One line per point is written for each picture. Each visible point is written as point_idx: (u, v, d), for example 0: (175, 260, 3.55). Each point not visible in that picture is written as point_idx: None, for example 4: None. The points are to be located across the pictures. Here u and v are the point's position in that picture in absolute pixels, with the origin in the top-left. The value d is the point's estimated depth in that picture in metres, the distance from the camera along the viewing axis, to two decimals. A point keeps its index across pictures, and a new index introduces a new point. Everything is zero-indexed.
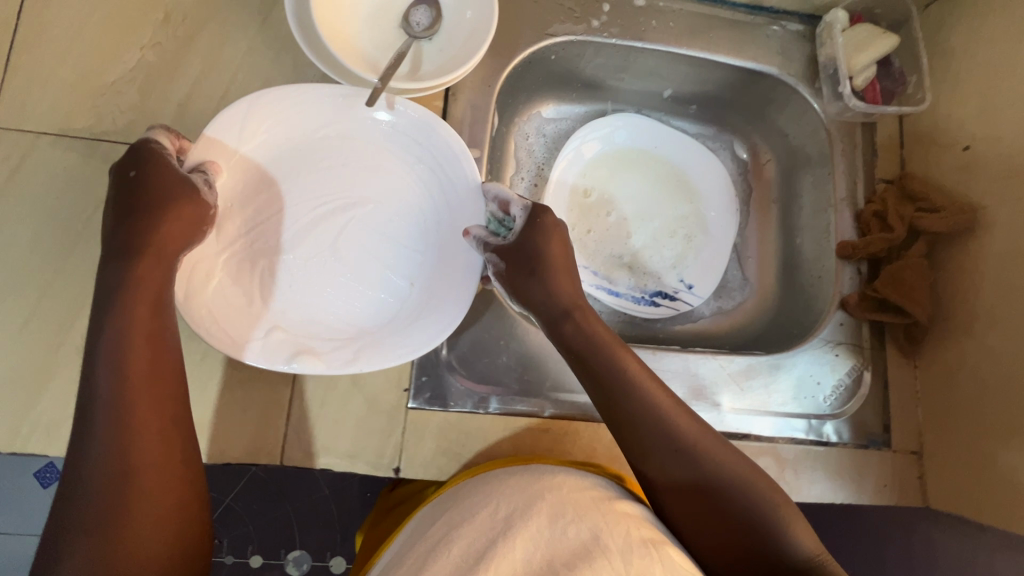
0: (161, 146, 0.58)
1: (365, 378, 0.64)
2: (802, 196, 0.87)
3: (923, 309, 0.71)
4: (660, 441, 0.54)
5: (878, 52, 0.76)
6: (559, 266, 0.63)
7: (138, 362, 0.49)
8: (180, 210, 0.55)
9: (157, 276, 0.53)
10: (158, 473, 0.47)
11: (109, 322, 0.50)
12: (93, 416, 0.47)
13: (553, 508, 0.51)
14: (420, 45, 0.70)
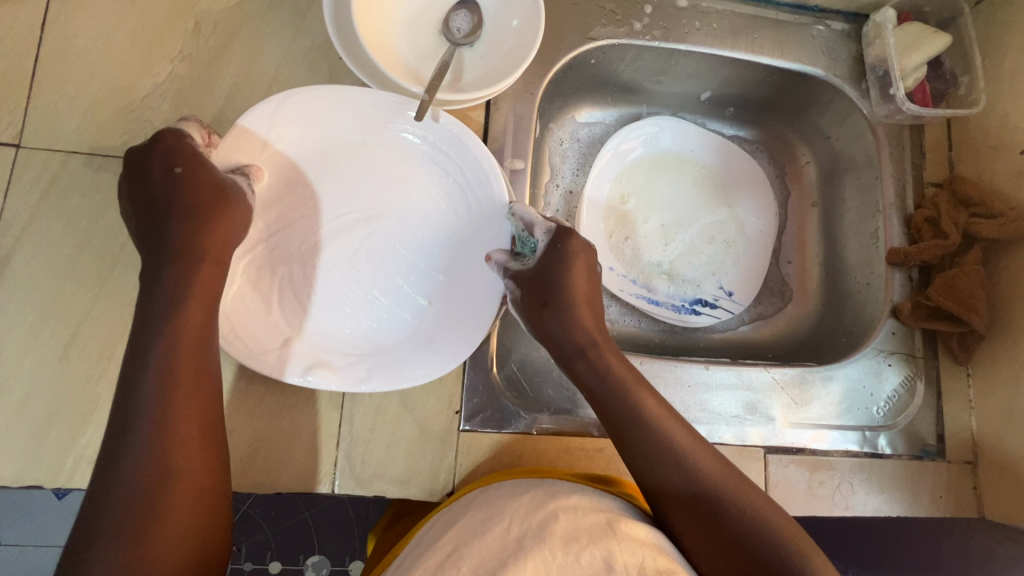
0: (194, 142, 0.56)
1: (415, 401, 0.63)
2: (845, 200, 0.85)
3: (980, 318, 0.70)
4: (675, 479, 0.53)
5: (929, 52, 0.74)
6: (580, 299, 0.60)
7: (184, 367, 0.48)
8: (229, 213, 0.54)
9: (212, 283, 0.53)
10: (179, 496, 0.45)
11: (158, 329, 0.49)
12: (132, 423, 0.46)
13: (569, 532, 0.48)
14: (461, 52, 0.68)
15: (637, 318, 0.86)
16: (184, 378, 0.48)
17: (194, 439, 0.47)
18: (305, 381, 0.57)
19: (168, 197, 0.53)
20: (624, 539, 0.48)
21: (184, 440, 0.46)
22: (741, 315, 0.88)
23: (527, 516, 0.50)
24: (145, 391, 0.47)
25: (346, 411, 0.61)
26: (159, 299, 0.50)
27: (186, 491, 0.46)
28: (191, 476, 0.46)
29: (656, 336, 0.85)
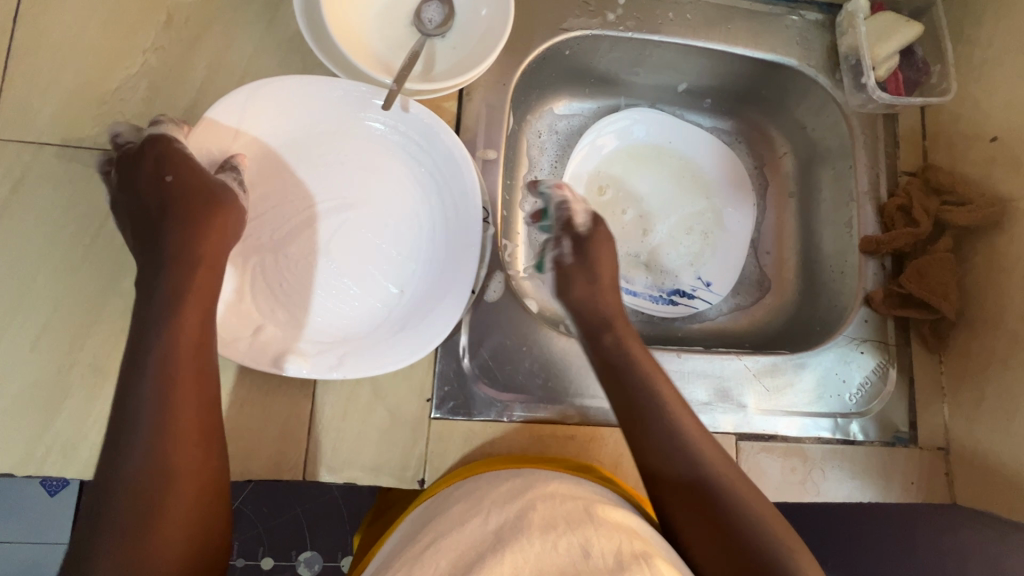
0: (183, 146, 0.57)
1: (386, 389, 0.63)
2: (822, 191, 0.85)
3: (950, 305, 0.70)
4: (671, 469, 0.53)
5: (901, 41, 0.74)
6: (608, 276, 0.64)
7: (184, 370, 0.48)
8: (219, 216, 0.54)
9: (209, 286, 0.53)
10: (182, 494, 0.46)
11: (155, 333, 0.49)
12: (130, 423, 0.46)
13: (545, 521, 0.48)
14: (433, 43, 0.68)
15: None
16: (184, 383, 0.48)
17: (194, 441, 0.48)
18: (276, 368, 0.57)
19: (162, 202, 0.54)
20: (603, 528, 0.48)
21: (178, 442, 0.47)
22: (719, 305, 0.88)
23: (503, 507, 0.51)
24: (142, 392, 0.47)
25: (317, 399, 0.62)
26: (155, 304, 0.50)
27: (179, 494, 0.46)
28: (192, 474, 0.47)
29: (634, 326, 0.85)
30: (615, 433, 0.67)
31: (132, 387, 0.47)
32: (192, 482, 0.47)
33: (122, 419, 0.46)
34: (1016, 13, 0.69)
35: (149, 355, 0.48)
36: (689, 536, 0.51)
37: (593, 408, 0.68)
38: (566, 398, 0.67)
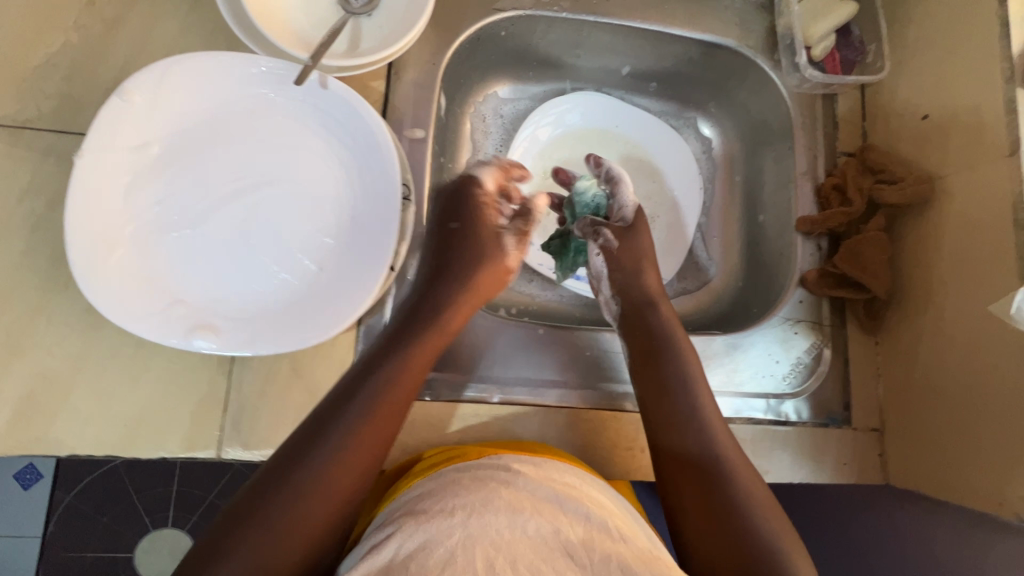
0: (482, 186, 0.68)
1: (304, 366, 0.63)
2: (764, 173, 0.85)
3: (880, 284, 0.70)
4: (682, 457, 0.60)
5: (837, 20, 0.74)
6: (649, 263, 0.74)
7: (418, 367, 0.57)
8: (493, 259, 0.67)
9: (466, 311, 0.64)
10: (340, 477, 0.50)
11: (416, 337, 0.59)
12: (367, 405, 0.53)
13: (512, 506, 0.50)
14: (359, 21, 0.68)
15: (558, 293, 0.86)
16: (404, 387, 0.56)
17: (379, 443, 0.53)
18: (187, 344, 0.57)
19: (437, 243, 0.66)
20: (575, 509, 0.51)
21: (380, 441, 0.53)
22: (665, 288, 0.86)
23: (474, 499, 0.50)
24: (382, 374, 0.55)
25: (234, 376, 0.62)
26: (424, 315, 0.61)
27: (334, 500, 0.49)
28: (372, 460, 0.52)
29: (575, 309, 0.86)
30: None
31: (362, 389, 0.54)
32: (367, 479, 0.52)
33: (337, 423, 0.51)
34: None
35: (388, 361, 0.56)
36: (693, 520, 0.56)
37: (516, 384, 0.70)
38: (491, 375, 0.70)
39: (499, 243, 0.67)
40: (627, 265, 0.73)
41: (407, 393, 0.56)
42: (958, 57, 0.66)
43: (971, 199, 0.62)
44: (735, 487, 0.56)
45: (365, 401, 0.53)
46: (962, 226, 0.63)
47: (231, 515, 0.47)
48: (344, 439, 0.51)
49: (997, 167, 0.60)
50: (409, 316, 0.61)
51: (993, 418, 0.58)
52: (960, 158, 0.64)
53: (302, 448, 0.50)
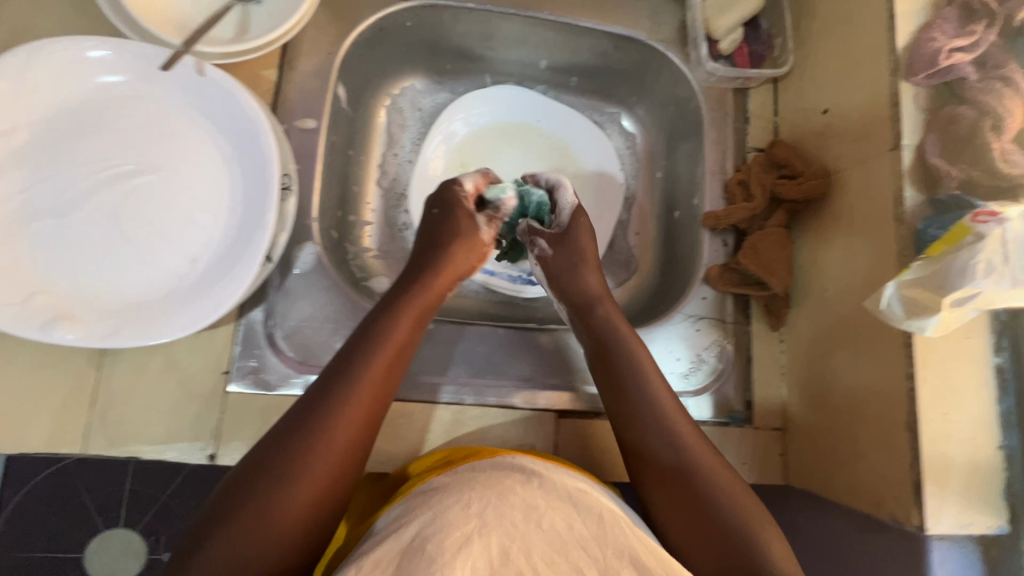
0: (459, 188, 0.68)
1: (180, 360, 0.61)
2: (680, 168, 0.83)
3: (779, 281, 0.68)
4: (649, 454, 0.56)
5: (740, 14, 0.74)
6: (591, 261, 0.68)
7: (390, 349, 0.56)
8: (468, 240, 0.66)
9: (435, 294, 0.62)
10: (320, 465, 0.48)
11: (390, 321, 0.58)
12: (338, 391, 0.52)
13: (529, 503, 0.48)
14: (247, 8, 0.66)
15: (473, 289, 0.84)
16: (380, 365, 0.55)
17: (361, 432, 0.52)
18: (43, 334, 0.54)
19: (424, 230, 0.67)
20: (588, 509, 0.48)
21: (361, 420, 0.52)
22: None
23: (487, 496, 0.47)
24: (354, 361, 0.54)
25: (104, 370, 0.60)
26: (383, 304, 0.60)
27: (319, 485, 0.48)
28: (351, 446, 0.51)
29: (491, 306, 0.84)
30: (425, 409, 0.65)
31: (344, 372, 0.53)
32: (351, 461, 0.50)
33: (318, 408, 0.51)
34: None
35: (365, 344, 0.55)
36: (672, 518, 0.53)
37: (407, 381, 0.66)
38: None
39: (476, 223, 0.67)
40: (561, 274, 0.68)
41: (382, 372, 0.54)
42: (852, 50, 0.65)
43: (860, 193, 0.61)
44: (715, 478, 0.53)
45: (341, 383, 0.52)
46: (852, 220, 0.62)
47: (216, 508, 0.46)
48: (325, 422, 0.50)
49: (882, 163, 0.59)
50: (388, 300, 0.60)
51: (872, 417, 0.57)
52: (854, 153, 0.63)
53: (286, 434, 0.49)
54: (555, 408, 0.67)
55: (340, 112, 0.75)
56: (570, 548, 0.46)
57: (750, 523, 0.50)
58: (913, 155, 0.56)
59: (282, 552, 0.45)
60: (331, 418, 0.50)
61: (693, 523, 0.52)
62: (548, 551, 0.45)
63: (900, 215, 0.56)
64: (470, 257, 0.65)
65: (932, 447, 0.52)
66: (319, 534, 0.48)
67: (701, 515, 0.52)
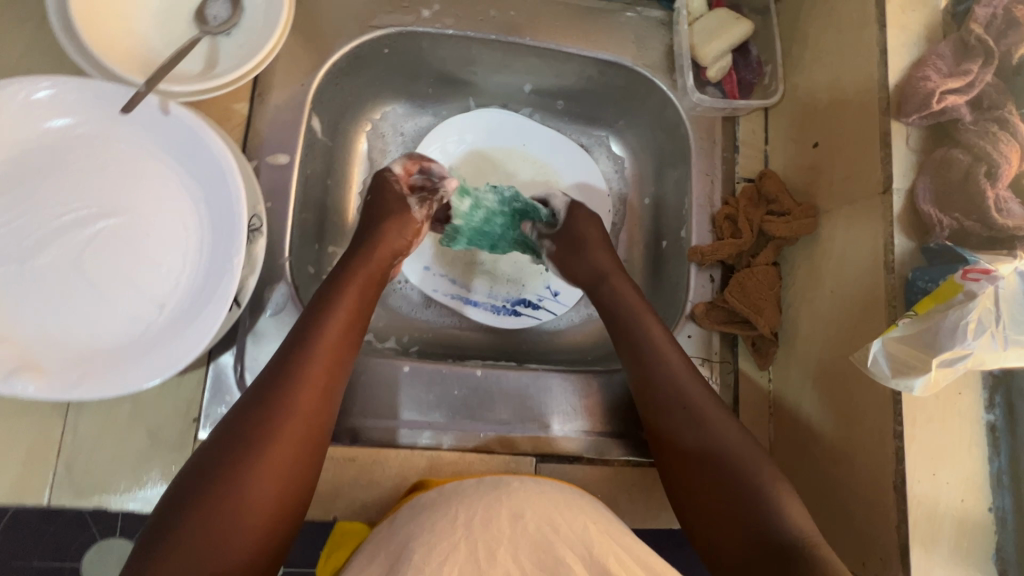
0: (392, 175, 0.72)
1: (147, 408, 0.60)
2: (668, 196, 0.81)
3: (767, 321, 0.66)
4: (661, 418, 0.59)
5: (730, 41, 0.71)
6: (597, 242, 0.74)
7: (336, 322, 0.58)
8: (396, 220, 0.69)
9: (371, 271, 0.65)
10: (284, 434, 0.50)
11: (326, 293, 0.60)
12: (287, 362, 0.54)
13: (513, 513, 0.52)
14: (217, 41, 0.64)
15: (457, 319, 0.83)
16: (333, 335, 0.58)
17: (315, 405, 0.53)
18: (3, 386, 0.53)
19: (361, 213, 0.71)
20: (573, 524, 0.52)
21: (318, 387, 0.54)
22: (568, 315, 0.85)
23: (476, 510, 0.52)
24: (305, 333, 0.57)
25: (71, 417, 0.59)
26: (329, 282, 0.62)
27: (288, 450, 0.50)
28: (306, 415, 0.52)
29: (475, 337, 0.82)
30: (400, 455, 0.63)
31: (296, 347, 0.55)
32: (314, 427, 0.53)
33: (275, 380, 0.53)
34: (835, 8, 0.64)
35: (315, 317, 0.58)
36: (691, 477, 0.55)
37: (380, 428, 0.64)
38: (347, 418, 0.63)
39: (405, 203, 0.71)
40: (569, 259, 0.74)
41: (334, 341, 0.57)
42: (843, 83, 0.62)
43: (849, 234, 0.59)
44: (723, 438, 0.55)
45: (295, 355, 0.55)
46: (842, 262, 0.59)
47: (185, 487, 0.47)
48: (277, 393, 0.52)
49: (872, 206, 0.56)
50: (332, 277, 0.63)
51: (847, 450, 0.56)
52: (844, 191, 0.60)
53: (251, 401, 0.52)
54: (534, 454, 0.65)
55: (316, 143, 0.73)
56: (552, 542, 0.49)
57: (760, 478, 0.52)
58: (904, 200, 0.54)
59: (262, 518, 0.47)
60: (291, 387, 0.53)
61: (709, 481, 0.54)
62: (533, 552, 0.48)
63: (890, 265, 0.53)
64: (403, 233, 0.69)
65: (923, 510, 0.50)
66: (285, 507, 0.49)
67: (714, 472, 0.54)
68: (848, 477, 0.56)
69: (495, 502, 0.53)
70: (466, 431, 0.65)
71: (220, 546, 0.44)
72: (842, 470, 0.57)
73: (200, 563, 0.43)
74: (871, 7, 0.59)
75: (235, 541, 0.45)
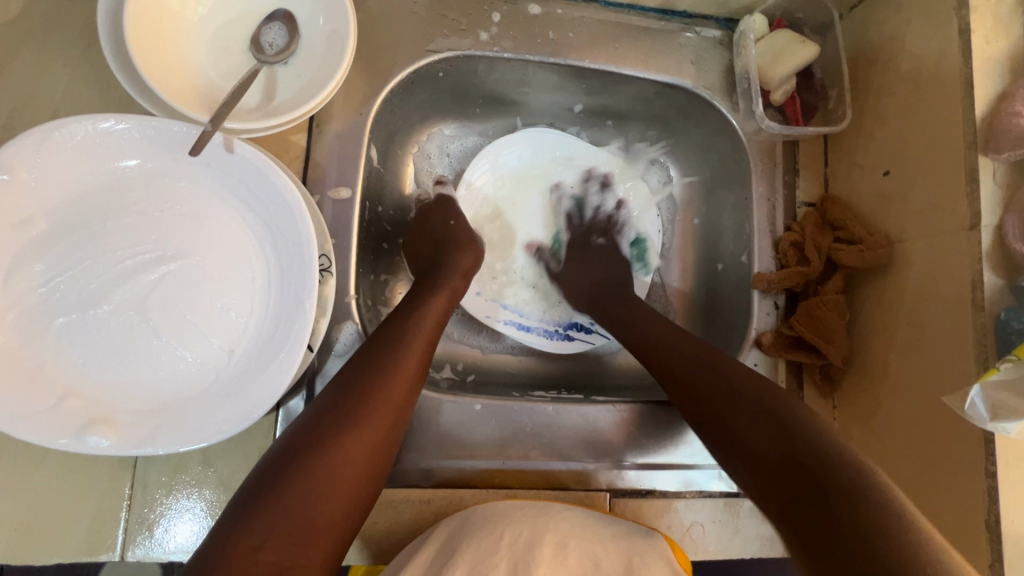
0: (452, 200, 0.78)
1: (217, 455, 0.58)
2: (723, 219, 0.79)
3: (837, 351, 0.66)
4: (717, 400, 0.57)
5: (796, 64, 0.69)
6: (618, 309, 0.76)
7: (426, 325, 0.61)
8: (471, 248, 0.73)
9: (455, 288, 0.67)
10: (372, 422, 0.52)
11: (417, 301, 0.63)
12: (380, 357, 0.56)
13: (558, 542, 0.55)
14: (274, 70, 0.61)
15: (509, 345, 0.81)
16: (419, 338, 0.59)
17: (401, 402, 0.55)
18: (77, 444, 0.51)
19: (431, 235, 0.73)
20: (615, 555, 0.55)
21: (409, 380, 0.56)
22: None
23: (521, 533, 0.55)
24: (398, 333, 0.58)
25: (141, 467, 0.57)
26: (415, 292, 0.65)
27: (376, 432, 0.52)
28: (394, 407, 0.54)
29: (527, 363, 0.81)
30: (475, 496, 0.63)
31: (388, 345, 0.57)
32: (400, 416, 0.55)
33: (371, 368, 0.55)
34: (910, 35, 0.63)
35: (403, 322, 0.60)
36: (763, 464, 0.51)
37: (454, 467, 0.64)
38: (423, 459, 0.63)
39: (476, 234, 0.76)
40: (574, 269, 0.81)
41: (422, 344, 0.59)
42: (918, 113, 0.62)
43: (928, 268, 0.59)
44: (782, 414, 0.53)
45: (389, 348, 0.57)
46: (922, 296, 0.59)
47: (284, 451, 0.48)
48: (370, 383, 0.53)
49: (955, 242, 0.56)
50: (419, 287, 0.66)
51: (926, 468, 0.57)
52: (921, 224, 0.60)
53: (344, 388, 0.53)
54: (608, 488, 0.66)
55: (373, 172, 0.71)
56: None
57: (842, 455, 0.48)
58: (992, 237, 0.54)
59: (348, 492, 0.49)
60: (388, 378, 0.54)
61: (772, 460, 0.51)
62: None
63: (979, 302, 0.53)
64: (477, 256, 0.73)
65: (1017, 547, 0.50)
66: (363, 491, 0.50)
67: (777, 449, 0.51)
68: (930, 511, 0.56)
69: (541, 526, 0.57)
70: (538, 465, 0.65)
71: (310, 513, 0.46)
72: (925, 466, 0.57)
73: (288, 527, 0.45)
74: (953, 38, 0.58)
75: (322, 509, 0.47)
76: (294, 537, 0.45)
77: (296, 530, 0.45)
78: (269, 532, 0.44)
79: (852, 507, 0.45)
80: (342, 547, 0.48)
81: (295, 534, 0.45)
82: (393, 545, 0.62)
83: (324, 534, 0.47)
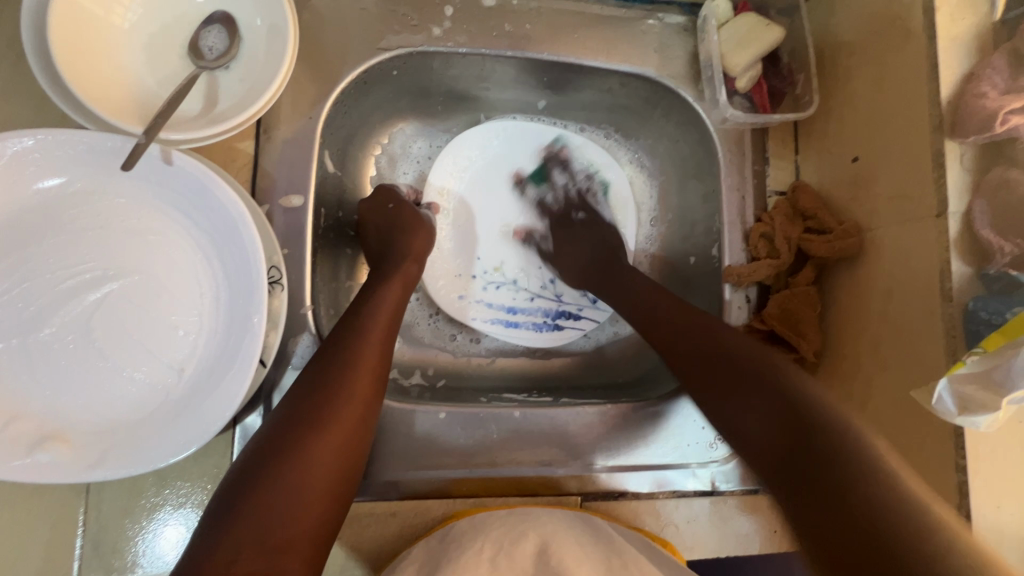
0: (396, 187, 0.73)
1: (172, 475, 0.58)
2: (694, 208, 0.77)
3: (810, 345, 0.65)
4: (737, 402, 0.54)
5: (761, 49, 0.67)
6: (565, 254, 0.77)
7: (385, 315, 0.59)
8: (420, 232, 0.68)
9: (411, 277, 0.65)
10: (341, 417, 0.50)
11: (371, 293, 0.61)
12: (341, 349, 0.54)
13: (541, 546, 0.55)
14: (214, 75, 0.59)
15: (484, 346, 0.79)
16: (380, 326, 0.57)
17: (370, 392, 0.53)
18: (27, 467, 0.49)
19: (382, 225, 0.69)
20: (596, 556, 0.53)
21: (373, 374, 0.54)
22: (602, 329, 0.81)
23: (504, 539, 0.55)
24: (353, 328, 0.56)
25: (94, 492, 0.57)
26: (368, 286, 0.62)
27: (346, 433, 0.50)
28: (363, 398, 0.52)
29: (504, 364, 0.79)
30: (442, 506, 0.63)
31: (348, 337, 0.55)
32: (367, 413, 0.53)
33: (335, 361, 0.53)
34: (876, 16, 0.61)
35: (361, 312, 0.58)
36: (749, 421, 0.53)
37: (421, 478, 0.63)
38: (389, 470, 0.62)
39: (421, 215, 0.70)
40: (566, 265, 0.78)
41: (381, 334, 0.57)
42: (884, 97, 0.60)
43: (897, 256, 0.58)
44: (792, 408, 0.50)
45: (351, 338, 0.55)
46: (891, 286, 0.58)
47: (254, 461, 0.46)
48: (336, 377, 0.52)
49: (924, 230, 0.55)
50: (372, 280, 0.64)
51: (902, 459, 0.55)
52: (889, 213, 0.59)
53: (307, 387, 0.51)
54: (579, 492, 0.65)
55: (328, 178, 0.69)
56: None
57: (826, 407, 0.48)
58: (960, 223, 0.52)
59: (323, 493, 0.47)
60: (347, 378, 0.52)
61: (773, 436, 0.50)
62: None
63: (948, 292, 0.52)
64: (428, 242, 0.69)
65: (989, 541, 0.49)
66: (340, 492, 0.49)
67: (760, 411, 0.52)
68: None
69: (521, 534, 0.56)
70: (509, 470, 0.64)
71: (286, 519, 0.44)
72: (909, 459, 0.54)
73: (264, 540, 0.43)
74: (919, 17, 0.56)
75: (299, 513, 0.45)
76: (272, 548, 0.43)
77: (273, 541, 0.43)
78: (245, 545, 0.42)
79: (843, 493, 0.42)
80: (321, 555, 0.47)
81: (272, 545, 0.43)
82: (358, 557, 0.61)
83: (303, 543, 0.45)
